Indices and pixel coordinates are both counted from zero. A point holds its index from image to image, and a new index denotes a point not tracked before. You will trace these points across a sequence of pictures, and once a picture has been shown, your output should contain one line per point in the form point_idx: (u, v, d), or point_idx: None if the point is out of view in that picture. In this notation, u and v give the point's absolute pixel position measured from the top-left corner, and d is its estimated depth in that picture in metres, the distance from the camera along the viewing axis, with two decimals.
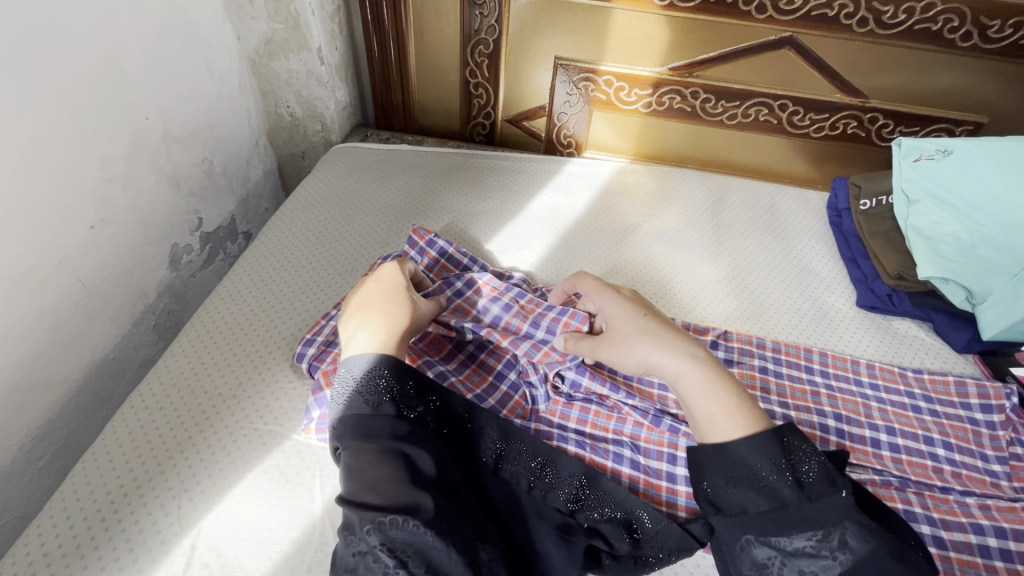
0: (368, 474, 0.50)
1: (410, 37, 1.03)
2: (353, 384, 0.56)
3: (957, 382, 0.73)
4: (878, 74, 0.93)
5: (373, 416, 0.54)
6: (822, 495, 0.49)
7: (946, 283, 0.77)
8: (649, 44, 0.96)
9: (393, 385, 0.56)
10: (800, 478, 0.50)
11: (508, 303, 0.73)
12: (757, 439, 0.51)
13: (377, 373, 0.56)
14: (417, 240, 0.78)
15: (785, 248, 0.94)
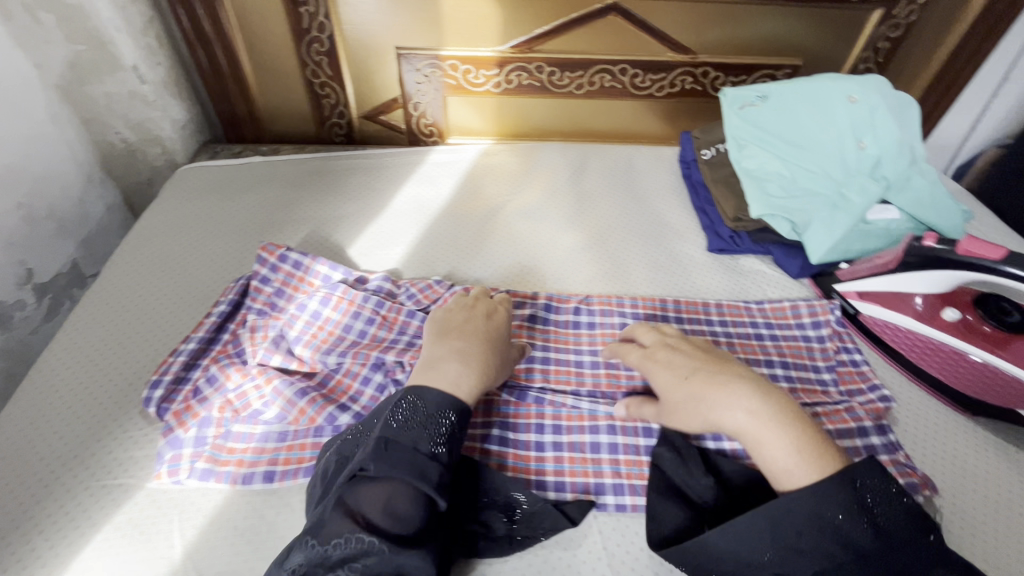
0: (390, 506, 0.48)
1: (239, 43, 0.97)
2: (421, 414, 0.52)
3: (792, 306, 0.81)
4: (699, 31, 0.99)
5: (429, 458, 0.50)
6: (905, 533, 0.48)
7: (774, 219, 0.85)
8: (483, 25, 0.96)
9: (457, 431, 0.53)
10: (879, 524, 0.48)
11: (370, 315, 0.72)
12: (828, 490, 0.49)
13: (445, 413, 0.53)
14: (267, 257, 0.75)
15: (643, 206, 0.98)
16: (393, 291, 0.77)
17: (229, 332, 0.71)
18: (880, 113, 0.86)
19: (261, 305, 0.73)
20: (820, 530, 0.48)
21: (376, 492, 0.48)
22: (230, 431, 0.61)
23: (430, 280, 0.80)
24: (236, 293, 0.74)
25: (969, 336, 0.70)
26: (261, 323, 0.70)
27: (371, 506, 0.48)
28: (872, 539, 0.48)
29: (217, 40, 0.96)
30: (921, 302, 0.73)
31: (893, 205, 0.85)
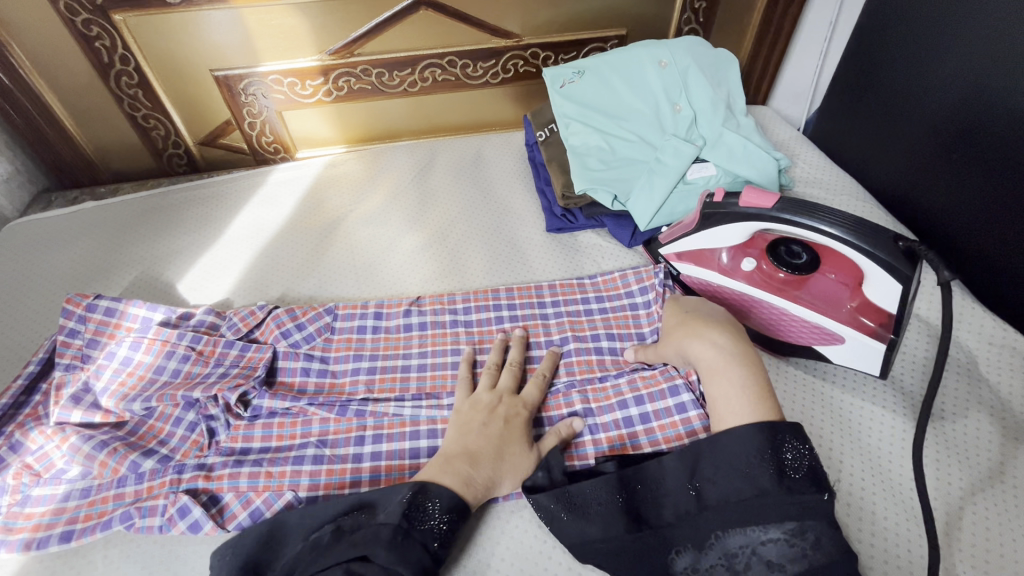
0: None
1: (42, 86, 0.93)
2: (427, 512, 0.53)
3: (621, 277, 0.82)
4: (517, 13, 0.99)
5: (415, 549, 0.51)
6: (804, 490, 0.51)
7: (597, 192, 0.85)
8: (296, 35, 0.94)
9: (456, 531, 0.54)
10: (784, 469, 0.52)
11: (186, 352, 0.71)
12: (748, 432, 0.54)
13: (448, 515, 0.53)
14: (72, 309, 0.72)
15: (487, 196, 0.99)
16: (214, 323, 0.75)
17: (38, 393, 0.69)
18: (690, 74, 0.90)
19: (70, 359, 0.70)
20: (736, 482, 0.52)
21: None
22: (29, 496, 0.60)
23: (255, 305, 0.78)
24: (46, 351, 0.72)
25: (766, 285, 0.72)
26: (67, 379, 0.68)
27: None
28: (780, 488, 0.51)
29: (17, 87, 0.92)
30: (726, 256, 0.75)
31: (710, 162, 0.87)
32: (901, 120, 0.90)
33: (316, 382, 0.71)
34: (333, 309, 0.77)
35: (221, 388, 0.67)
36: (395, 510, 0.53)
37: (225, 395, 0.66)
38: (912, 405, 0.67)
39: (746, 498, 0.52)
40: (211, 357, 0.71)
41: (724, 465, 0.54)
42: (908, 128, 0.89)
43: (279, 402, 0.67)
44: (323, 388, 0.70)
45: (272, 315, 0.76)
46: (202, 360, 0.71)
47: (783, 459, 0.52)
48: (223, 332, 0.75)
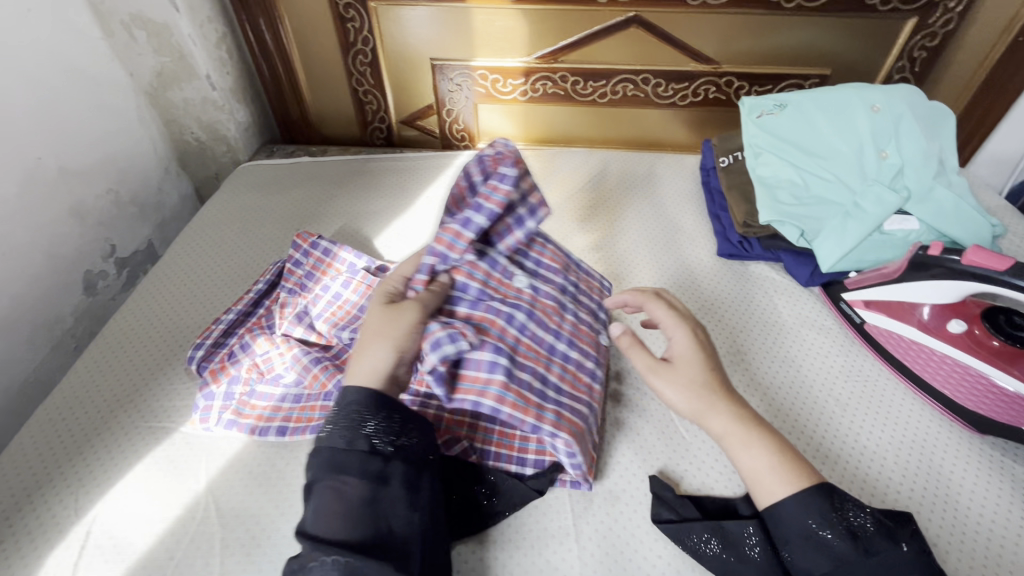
0: (331, 516, 0.48)
1: (295, 55, 1.09)
2: (332, 415, 0.53)
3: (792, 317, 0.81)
4: (723, 42, 1.01)
5: (347, 451, 0.51)
6: (881, 548, 0.49)
7: (783, 224, 0.85)
8: (511, 37, 1.03)
9: (371, 416, 0.52)
10: (855, 529, 0.50)
11: None
12: (802, 496, 0.51)
13: (352, 404, 0.53)
14: (300, 244, 0.84)
15: (658, 211, 1.01)
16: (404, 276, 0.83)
17: (263, 306, 0.81)
18: (904, 123, 0.85)
19: (292, 285, 0.81)
20: (822, 551, 0.50)
21: (318, 507, 0.49)
22: (254, 390, 0.70)
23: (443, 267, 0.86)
24: (271, 275, 0.84)
25: (976, 351, 0.70)
26: (290, 299, 0.79)
27: (321, 522, 0.48)
28: (861, 555, 0.49)
29: (277, 52, 1.09)
30: (927, 312, 0.74)
31: (913, 216, 0.83)
32: None
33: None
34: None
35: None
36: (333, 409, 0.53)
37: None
38: None
39: (839, 564, 0.49)
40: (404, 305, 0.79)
41: (795, 527, 0.51)
42: None
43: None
44: None
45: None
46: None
47: (847, 519, 0.50)
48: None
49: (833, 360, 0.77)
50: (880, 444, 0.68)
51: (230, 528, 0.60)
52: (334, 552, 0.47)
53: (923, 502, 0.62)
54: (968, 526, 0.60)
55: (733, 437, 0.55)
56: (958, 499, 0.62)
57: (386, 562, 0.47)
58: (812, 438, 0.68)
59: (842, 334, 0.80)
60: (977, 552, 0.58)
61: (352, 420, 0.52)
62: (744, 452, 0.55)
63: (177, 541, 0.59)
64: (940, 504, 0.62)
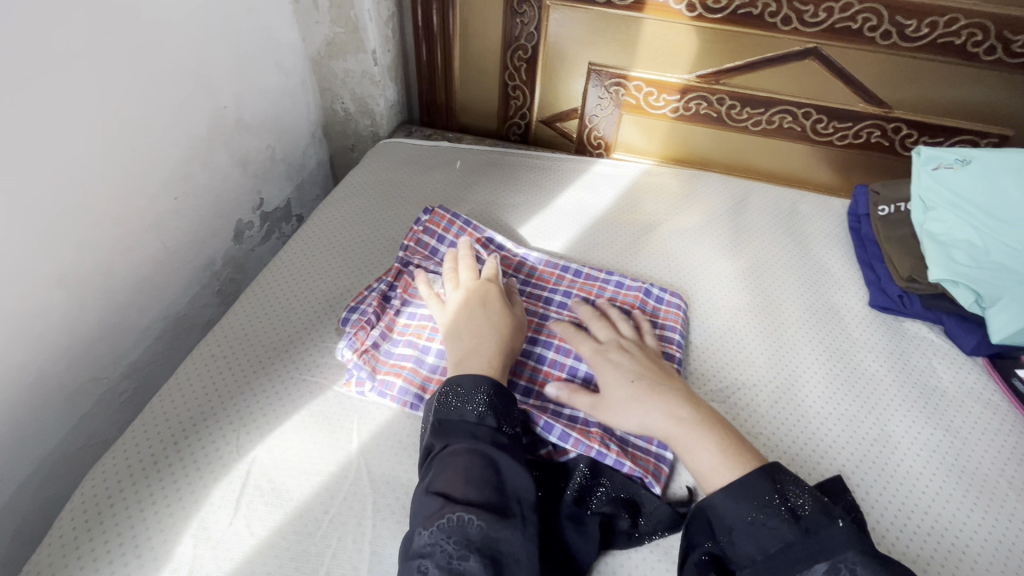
0: (454, 475, 0.55)
1: (455, 43, 1.12)
2: (461, 391, 0.61)
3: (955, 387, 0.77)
4: (901, 86, 0.96)
5: (477, 425, 0.59)
6: (822, 526, 0.51)
7: (956, 287, 0.80)
8: (678, 52, 1.02)
9: (497, 400, 0.61)
10: (795, 510, 0.52)
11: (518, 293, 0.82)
12: (746, 482, 0.54)
13: (482, 386, 0.61)
14: (437, 220, 0.88)
15: (804, 250, 0.97)
16: (551, 276, 0.85)
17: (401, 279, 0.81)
18: None
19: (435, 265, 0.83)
20: (755, 537, 0.52)
21: (444, 469, 0.56)
22: (392, 350, 0.73)
23: (598, 273, 0.86)
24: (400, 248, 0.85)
25: None
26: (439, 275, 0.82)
27: (442, 479, 0.55)
28: (799, 534, 0.51)
29: (440, 36, 1.11)
30: None
31: None
32: None
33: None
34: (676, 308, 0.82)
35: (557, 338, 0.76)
36: (469, 384, 0.61)
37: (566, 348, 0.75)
38: None
39: (772, 548, 0.51)
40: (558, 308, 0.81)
41: (727, 512, 0.54)
42: None
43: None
44: None
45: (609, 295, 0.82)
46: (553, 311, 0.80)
47: (788, 502, 0.53)
48: (556, 295, 0.82)
49: (1006, 441, 0.71)
50: None
51: (381, 493, 0.60)
52: (455, 508, 0.52)
53: None
54: None
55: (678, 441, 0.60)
56: None
57: (507, 522, 0.53)
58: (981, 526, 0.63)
59: (1012, 413, 0.75)
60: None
61: (458, 394, 0.61)
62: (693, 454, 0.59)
63: (332, 497, 0.60)
64: None
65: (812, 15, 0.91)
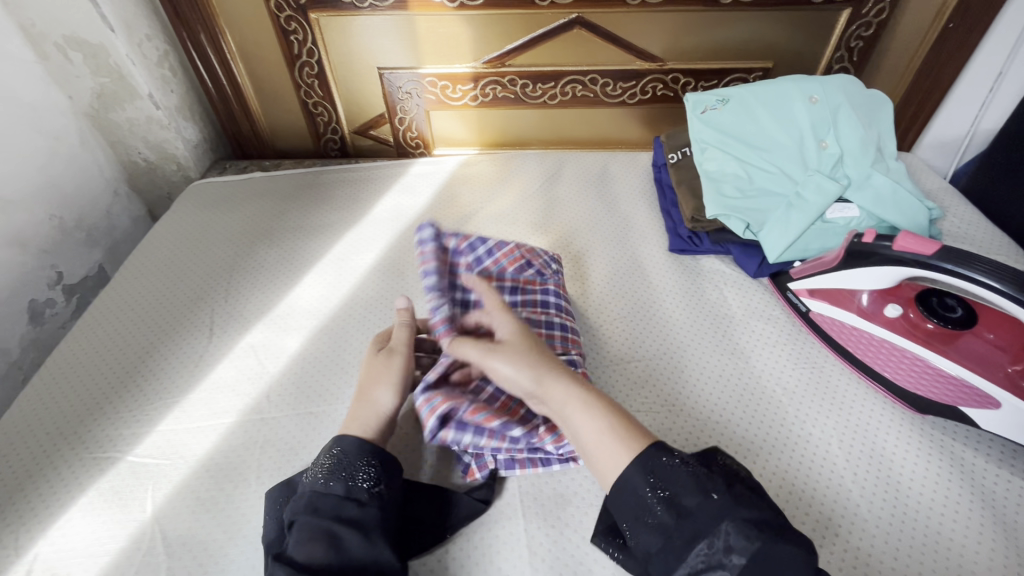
0: (312, 546, 0.50)
1: (240, 70, 1.09)
2: (340, 462, 0.56)
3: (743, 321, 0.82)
4: (665, 40, 1.02)
5: (345, 498, 0.54)
6: (693, 508, 0.48)
7: (730, 219, 0.86)
8: (456, 42, 1.03)
9: (380, 475, 0.56)
10: (672, 494, 0.49)
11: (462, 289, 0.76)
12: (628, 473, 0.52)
13: (361, 460, 0.56)
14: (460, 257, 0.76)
15: (610, 211, 1.01)
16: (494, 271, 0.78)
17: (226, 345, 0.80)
18: (841, 112, 0.87)
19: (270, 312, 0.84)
20: (652, 534, 0.49)
21: (311, 542, 0.50)
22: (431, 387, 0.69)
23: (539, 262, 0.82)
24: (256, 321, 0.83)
25: (911, 334, 0.71)
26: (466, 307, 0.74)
27: (316, 551, 0.50)
28: (676, 517, 0.48)
29: (221, 68, 1.07)
30: (866, 299, 0.74)
31: (854, 204, 0.84)
32: None
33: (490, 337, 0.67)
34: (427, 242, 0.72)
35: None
36: (347, 459, 0.56)
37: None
38: None
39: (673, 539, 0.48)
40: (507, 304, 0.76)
41: (626, 513, 0.51)
42: None
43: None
44: None
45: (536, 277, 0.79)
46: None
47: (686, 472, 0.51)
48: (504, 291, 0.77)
49: (788, 353, 0.78)
50: (834, 432, 0.68)
51: (177, 557, 0.59)
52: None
53: (869, 504, 0.62)
54: (935, 522, 0.60)
55: (574, 404, 0.56)
56: (906, 488, 0.63)
57: None
58: (781, 449, 0.67)
59: (791, 324, 0.82)
60: (944, 545, 0.58)
61: (334, 467, 0.56)
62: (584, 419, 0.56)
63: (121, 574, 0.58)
64: (888, 492, 0.63)
65: None
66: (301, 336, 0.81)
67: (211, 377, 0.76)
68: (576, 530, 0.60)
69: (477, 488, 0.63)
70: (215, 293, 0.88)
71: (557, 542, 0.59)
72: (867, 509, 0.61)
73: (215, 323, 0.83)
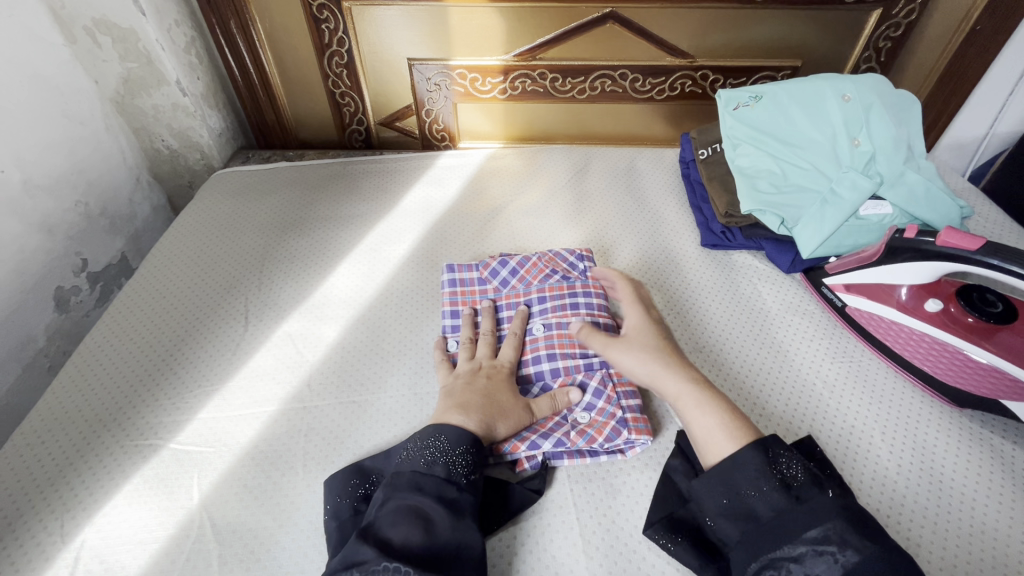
0: (408, 528, 0.50)
1: (269, 58, 1.08)
2: (443, 447, 0.57)
3: (779, 314, 0.83)
4: (697, 36, 1.03)
5: (444, 482, 0.54)
6: (811, 495, 0.50)
7: (764, 214, 0.87)
8: (488, 34, 1.02)
9: (475, 467, 0.57)
10: (788, 481, 0.52)
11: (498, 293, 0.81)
12: (742, 457, 0.54)
13: (463, 447, 0.58)
14: (489, 265, 0.83)
15: (639, 205, 1.02)
16: (520, 287, 0.81)
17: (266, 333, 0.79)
18: (874, 112, 0.86)
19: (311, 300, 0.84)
20: (740, 514, 0.52)
21: (397, 521, 0.50)
22: None
23: (563, 259, 0.84)
24: (296, 310, 0.83)
25: (952, 328, 0.72)
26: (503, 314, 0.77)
27: (398, 533, 0.50)
28: (790, 503, 0.50)
29: (250, 56, 1.07)
30: (905, 293, 0.76)
31: (887, 201, 0.85)
32: None
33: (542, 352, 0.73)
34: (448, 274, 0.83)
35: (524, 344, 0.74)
36: (452, 446, 0.57)
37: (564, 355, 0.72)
38: None
39: (761, 522, 0.50)
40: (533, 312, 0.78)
41: (717, 490, 0.54)
42: None
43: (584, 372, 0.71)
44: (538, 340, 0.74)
45: (562, 281, 0.80)
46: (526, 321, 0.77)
47: (781, 470, 0.53)
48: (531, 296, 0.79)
49: (825, 346, 0.79)
50: (873, 424, 0.69)
51: (227, 544, 0.58)
52: (388, 560, 0.47)
53: (915, 492, 0.63)
54: (979, 511, 0.61)
55: (687, 400, 0.62)
56: (947, 478, 0.64)
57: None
58: (826, 440, 0.68)
59: (826, 318, 0.83)
60: (989, 533, 0.59)
61: (439, 448, 0.57)
62: (698, 416, 0.60)
63: (172, 561, 0.57)
64: (929, 481, 0.64)
65: None
66: (338, 325, 0.80)
67: (250, 365, 0.75)
68: (628, 520, 0.60)
69: (529, 478, 0.64)
70: (248, 281, 0.87)
71: (609, 531, 0.59)
72: (911, 497, 0.62)
73: (251, 311, 0.83)
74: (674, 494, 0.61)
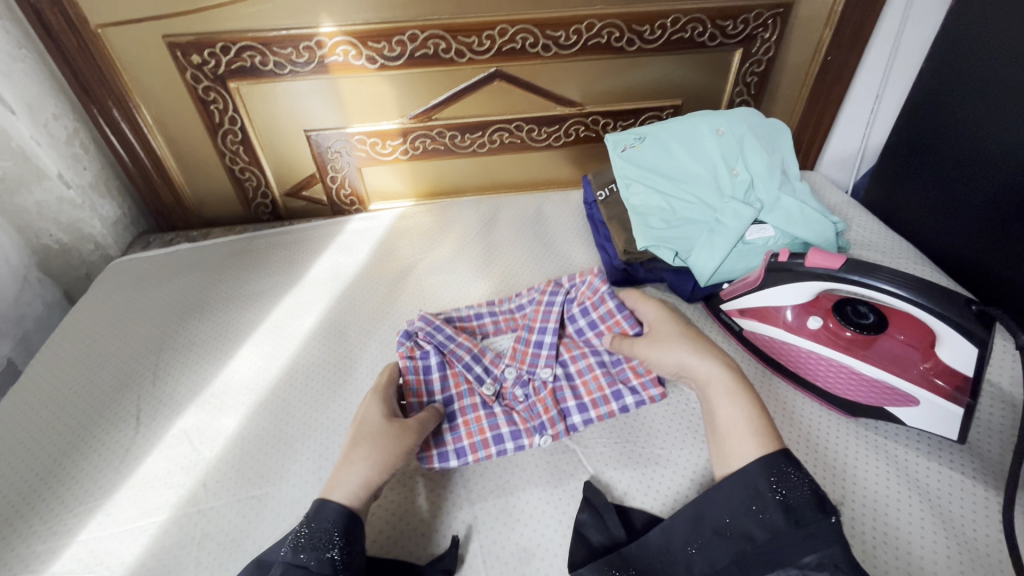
0: None
1: (159, 141, 1.06)
2: (309, 527, 0.56)
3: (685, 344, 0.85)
4: (582, 84, 1.08)
5: (314, 567, 0.53)
6: (812, 521, 0.52)
7: (658, 249, 0.90)
8: (380, 101, 1.04)
9: (348, 541, 0.55)
10: (788, 502, 0.54)
11: (491, 321, 0.85)
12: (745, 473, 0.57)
13: (328, 526, 0.55)
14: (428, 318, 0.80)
15: (548, 251, 1.04)
16: (508, 310, 0.86)
17: (161, 433, 0.75)
18: (746, 141, 0.93)
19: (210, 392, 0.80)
20: (733, 538, 0.55)
21: None
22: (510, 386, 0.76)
23: (513, 305, 0.87)
24: (192, 401, 0.79)
25: (834, 343, 0.75)
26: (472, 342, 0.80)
27: None
28: (790, 526, 0.52)
29: (138, 141, 1.05)
30: (791, 314, 0.78)
31: (768, 224, 0.90)
32: (971, 197, 0.94)
33: (549, 353, 0.78)
34: (423, 323, 0.78)
35: (464, 427, 0.71)
36: (325, 526, 0.55)
37: (548, 420, 0.72)
38: (995, 471, 0.67)
39: (756, 544, 0.53)
40: (500, 358, 0.80)
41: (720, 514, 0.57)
42: (979, 204, 0.93)
43: (572, 412, 0.74)
44: (538, 346, 0.79)
45: (556, 293, 0.83)
46: (499, 393, 0.76)
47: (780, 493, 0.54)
48: (487, 323, 0.85)
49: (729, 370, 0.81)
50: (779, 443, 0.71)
51: None
52: None
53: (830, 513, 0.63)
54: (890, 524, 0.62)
55: (718, 388, 0.65)
56: (855, 495, 0.65)
57: None
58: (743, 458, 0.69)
59: (727, 342, 0.86)
60: (902, 548, 0.60)
61: (305, 532, 0.55)
62: (723, 398, 0.64)
63: None
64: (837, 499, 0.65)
65: (478, 44, 0.99)
66: (239, 414, 0.77)
67: (139, 472, 0.70)
68: None
69: (439, 553, 0.61)
70: (143, 376, 0.83)
71: None
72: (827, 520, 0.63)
73: (144, 410, 0.78)
74: (584, 552, 0.60)
